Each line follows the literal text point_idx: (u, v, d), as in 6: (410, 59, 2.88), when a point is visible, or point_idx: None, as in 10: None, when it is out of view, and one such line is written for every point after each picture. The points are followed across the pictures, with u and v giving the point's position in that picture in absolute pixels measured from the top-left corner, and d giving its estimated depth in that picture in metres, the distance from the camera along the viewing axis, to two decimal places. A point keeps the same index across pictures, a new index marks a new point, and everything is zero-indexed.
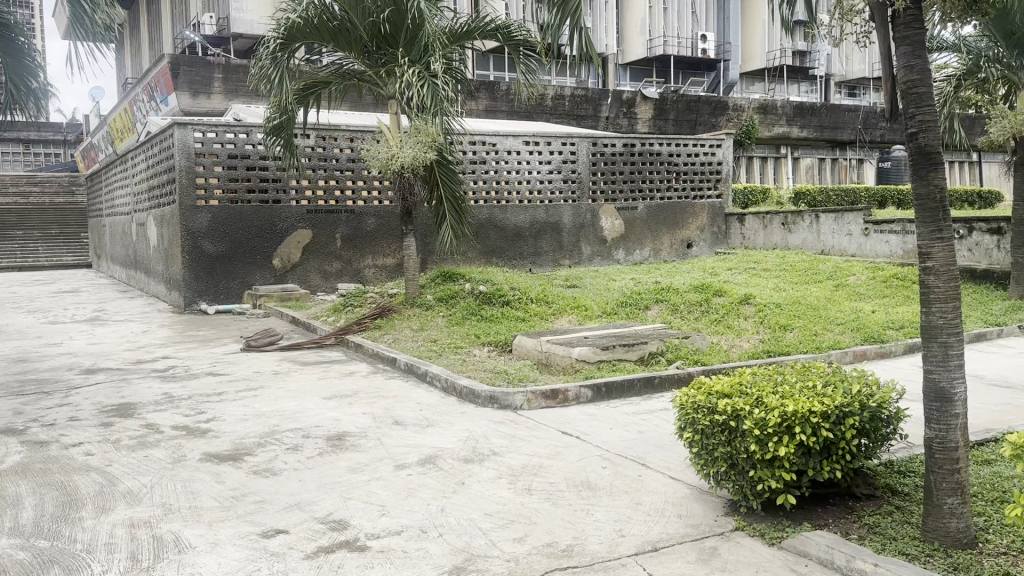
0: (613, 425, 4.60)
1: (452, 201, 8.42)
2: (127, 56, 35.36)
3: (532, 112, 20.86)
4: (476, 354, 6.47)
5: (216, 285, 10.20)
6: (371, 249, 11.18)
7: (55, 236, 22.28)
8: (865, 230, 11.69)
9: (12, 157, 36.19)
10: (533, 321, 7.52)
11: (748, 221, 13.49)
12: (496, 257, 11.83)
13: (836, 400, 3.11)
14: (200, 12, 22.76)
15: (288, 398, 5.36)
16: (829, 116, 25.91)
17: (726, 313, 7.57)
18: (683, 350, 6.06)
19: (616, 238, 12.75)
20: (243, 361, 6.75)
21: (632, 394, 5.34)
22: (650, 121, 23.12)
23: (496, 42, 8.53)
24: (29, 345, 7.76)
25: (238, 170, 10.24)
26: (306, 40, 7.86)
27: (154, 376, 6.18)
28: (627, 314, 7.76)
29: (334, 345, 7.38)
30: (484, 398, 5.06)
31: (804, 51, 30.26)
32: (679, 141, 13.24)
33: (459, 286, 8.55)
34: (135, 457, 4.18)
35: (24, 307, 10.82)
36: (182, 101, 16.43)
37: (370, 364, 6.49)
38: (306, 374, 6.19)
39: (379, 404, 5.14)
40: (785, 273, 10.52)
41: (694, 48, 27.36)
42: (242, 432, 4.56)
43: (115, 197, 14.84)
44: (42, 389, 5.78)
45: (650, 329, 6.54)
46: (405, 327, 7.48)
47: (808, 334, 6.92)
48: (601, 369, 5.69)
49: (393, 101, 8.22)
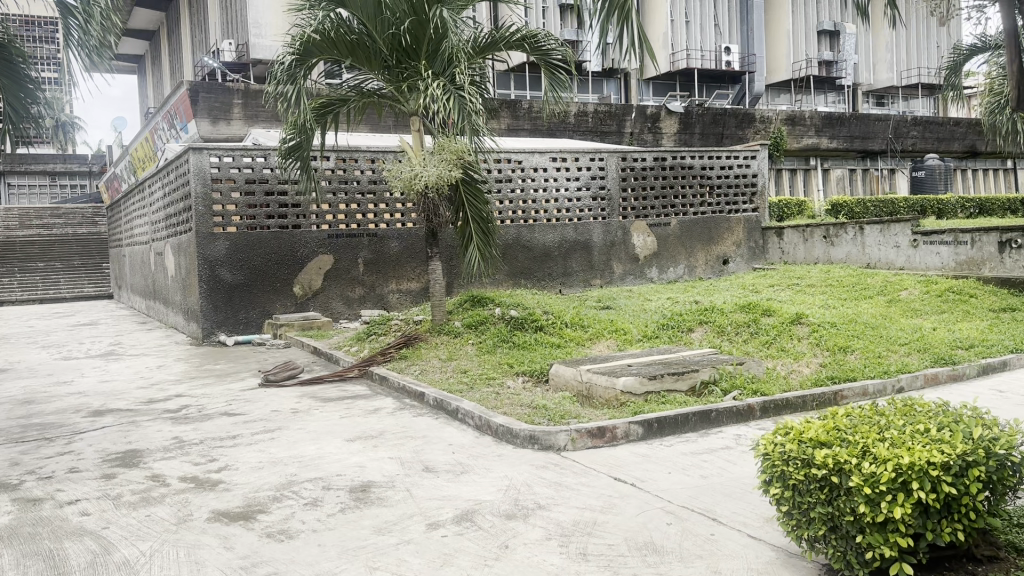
0: (671, 469, 4.07)
1: (479, 221, 7.98)
2: (149, 85, 35.64)
3: (554, 130, 20.46)
4: (509, 386, 5.96)
5: (236, 315, 9.79)
6: (394, 273, 10.73)
7: (77, 267, 22.11)
8: (913, 242, 11.08)
9: (39, 191, 36.63)
10: (569, 347, 7.00)
11: (787, 235, 12.92)
12: (525, 278, 11.33)
13: (959, 448, 2.57)
14: (220, 39, 22.67)
15: (308, 441, 4.88)
16: (859, 126, 25.35)
17: (778, 335, 7.01)
18: (738, 377, 5.50)
19: (648, 255, 12.23)
20: (261, 397, 6.29)
21: (688, 429, 4.80)
22: (675, 135, 22.60)
23: (522, 53, 8.07)
24: (40, 383, 7.36)
25: (256, 196, 9.88)
26: (322, 55, 7.46)
27: (165, 417, 5.73)
28: (671, 337, 7.22)
29: (358, 378, 6.91)
30: (523, 438, 4.55)
31: (830, 60, 30.00)
32: (711, 153, 12.75)
33: (488, 311, 8.05)
34: (136, 517, 3.71)
35: (39, 342, 10.46)
36: (202, 128, 16.20)
37: (397, 399, 6.00)
38: (327, 412, 5.72)
39: (407, 446, 4.64)
40: (832, 289, 9.97)
41: (718, 60, 26.89)
42: (256, 484, 4.09)
43: (134, 226, 14.54)
44: (45, 435, 5.35)
45: (699, 355, 6.00)
46: (432, 357, 6.99)
47: (872, 356, 6.36)
48: (650, 402, 5.15)
49: (415, 118, 7.78)
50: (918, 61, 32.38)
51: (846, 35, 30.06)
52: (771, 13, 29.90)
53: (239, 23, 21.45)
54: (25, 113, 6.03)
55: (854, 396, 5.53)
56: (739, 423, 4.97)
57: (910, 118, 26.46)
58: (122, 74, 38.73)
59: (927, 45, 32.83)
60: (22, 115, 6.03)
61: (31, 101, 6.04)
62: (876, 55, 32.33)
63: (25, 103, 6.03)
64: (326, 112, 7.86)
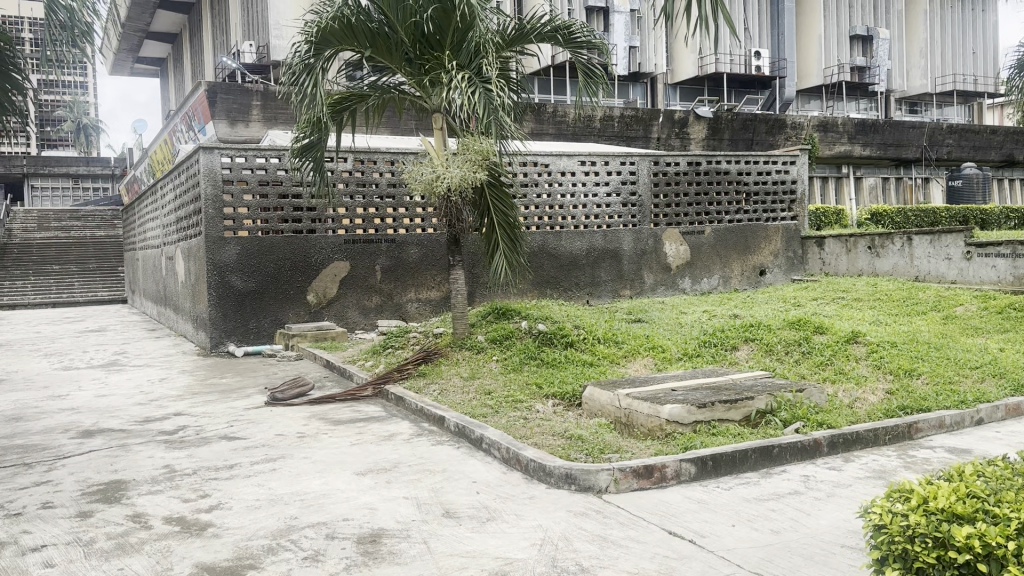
0: (734, 521, 3.46)
1: (505, 226, 7.41)
2: (171, 89, 35.49)
3: (581, 135, 19.92)
4: (539, 411, 5.35)
5: (246, 324, 9.27)
6: (413, 282, 10.18)
7: (92, 271, 21.74)
8: (967, 254, 10.41)
9: (61, 193, 36.71)
10: (602, 366, 6.38)
11: (828, 244, 12.26)
12: (551, 288, 10.76)
13: None
14: (241, 41, 22.37)
15: (313, 474, 4.31)
16: (893, 133, 24.65)
17: (834, 355, 6.38)
18: (799, 407, 4.86)
19: (681, 265, 11.58)
20: (266, 418, 5.74)
21: (746, 468, 4.18)
22: (703, 141, 21.92)
23: (553, 46, 7.52)
24: (33, 397, 6.85)
25: (269, 199, 9.38)
26: (340, 45, 6.89)
27: (159, 441, 5.19)
28: (714, 356, 6.58)
29: (371, 397, 6.35)
30: (558, 477, 3.96)
31: (862, 66, 29.29)
32: (748, 158, 12.10)
33: (514, 325, 7.46)
34: (106, 570, 3.15)
35: (42, 349, 9.98)
36: (220, 130, 15.78)
37: (414, 423, 5.43)
38: (337, 437, 5.15)
39: (424, 484, 4.06)
40: (881, 304, 9.32)
41: (747, 65, 26.12)
42: (251, 529, 3.53)
43: (147, 229, 14.14)
44: (24, 460, 4.81)
45: (752, 378, 5.38)
46: (453, 374, 6.42)
47: (942, 382, 5.70)
48: (699, 434, 4.53)
49: (438, 114, 7.24)
50: (953, 66, 31.60)
51: (879, 41, 29.28)
52: (801, 17, 29.15)
53: (261, 24, 21.09)
54: (8, 104, 5.03)
55: (930, 429, 4.91)
56: (805, 460, 4.38)
57: (946, 125, 25.73)
58: (145, 77, 38.68)
59: (962, 52, 32.03)
60: (3, 108, 5.02)
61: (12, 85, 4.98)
62: (910, 62, 31.61)
63: (8, 91, 5.00)
64: (340, 108, 7.32)
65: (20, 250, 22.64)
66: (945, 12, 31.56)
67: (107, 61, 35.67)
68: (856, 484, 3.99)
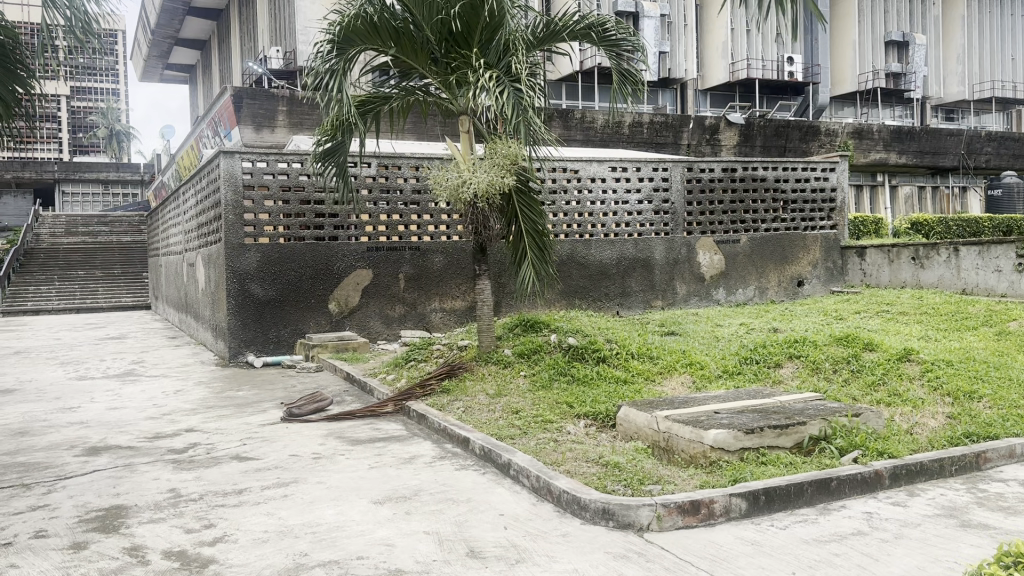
0: (795, 567, 3.08)
1: (533, 235, 7.06)
2: (199, 94, 35.57)
3: (609, 141, 19.55)
4: (569, 433, 4.99)
5: (265, 333, 8.99)
6: (437, 290, 9.87)
7: (117, 277, 21.67)
8: (1018, 266, 9.91)
9: (91, 198, 36.92)
10: (637, 383, 6.00)
11: (870, 254, 11.78)
12: (580, 298, 10.39)
13: None
14: (268, 46, 22.31)
15: (326, 502, 3.98)
16: (930, 141, 24.03)
17: (886, 374, 5.97)
18: (856, 434, 4.47)
19: (715, 275, 11.17)
20: (282, 437, 5.42)
21: (802, 502, 3.81)
22: (735, 148, 21.44)
23: (587, 44, 7.17)
24: (43, 409, 6.59)
25: (290, 205, 9.10)
26: (363, 43, 6.57)
27: (167, 461, 4.88)
28: (756, 373, 6.17)
29: (392, 414, 6.03)
30: (593, 512, 3.59)
31: (898, 73, 28.66)
32: (786, 165, 11.66)
33: (543, 338, 7.08)
34: None
35: (59, 357, 9.77)
36: (245, 135, 15.59)
37: (437, 444, 5.09)
38: (355, 459, 4.81)
39: (446, 516, 3.71)
40: (929, 318, 8.85)
41: (780, 70, 25.57)
42: (256, 567, 3.20)
43: (169, 234, 13.97)
44: (23, 481, 4.52)
45: (802, 400, 4.98)
46: (479, 390, 6.08)
47: (1007, 406, 5.25)
48: (747, 463, 4.14)
49: (465, 117, 6.91)
50: (991, 73, 30.92)
51: (915, 47, 28.58)
52: (836, 23, 28.54)
53: (288, 30, 20.95)
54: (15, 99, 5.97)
55: (999, 458, 4.48)
56: (865, 494, 4.00)
57: (984, 133, 25.08)
58: (174, 83, 38.90)
59: (1000, 59, 31.31)
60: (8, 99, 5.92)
61: (19, 85, 5.96)
62: (946, 68, 30.96)
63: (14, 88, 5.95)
64: (365, 112, 7.02)
65: (47, 255, 22.65)
66: (983, 18, 30.85)
67: (138, 67, 35.86)
68: (927, 523, 3.58)
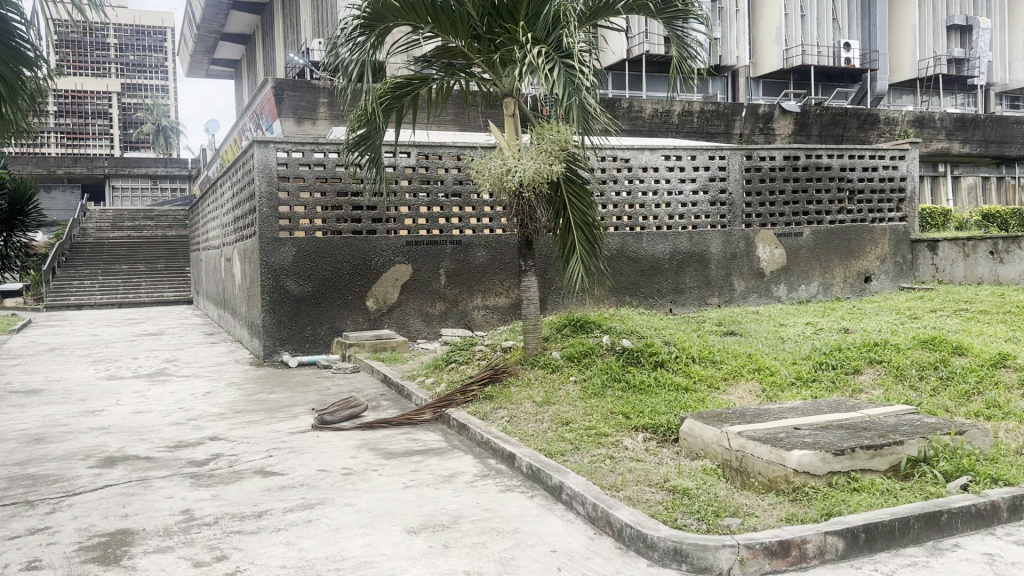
0: None
1: (583, 227, 6.52)
2: (245, 87, 35.64)
3: (658, 131, 18.89)
4: (627, 449, 4.45)
5: (301, 331, 8.59)
6: (480, 287, 9.38)
7: (160, 271, 21.65)
8: None
9: (140, 193, 37.39)
10: (700, 392, 5.43)
11: (942, 248, 11.02)
12: (630, 296, 9.83)
13: None
14: (311, 38, 22.07)
15: (354, 531, 3.50)
16: (996, 129, 22.85)
17: (979, 381, 5.32)
18: (963, 456, 3.85)
19: (775, 269, 10.51)
20: (312, 447, 4.98)
21: (908, 542, 3.24)
22: (789, 138, 20.60)
23: (644, 17, 6.59)
24: (66, 412, 6.25)
25: (327, 196, 8.69)
26: (397, 20, 6.10)
27: (186, 475, 4.46)
28: (833, 381, 5.56)
29: (431, 423, 5.55)
30: (663, 552, 3.06)
31: (961, 58, 27.26)
32: (853, 152, 10.92)
33: (594, 340, 6.55)
34: None
35: (92, 355, 9.51)
36: (286, 128, 15.27)
37: (479, 460, 4.59)
38: (389, 476, 4.33)
39: (490, 552, 3.20)
40: (1013, 317, 8.11)
41: (836, 57, 24.53)
42: None
43: (210, 229, 13.68)
44: (28, 497, 4.13)
45: (894, 416, 4.37)
46: (526, 398, 5.58)
47: None
48: (838, 491, 3.57)
49: (510, 99, 6.40)
50: None
51: (980, 31, 27.28)
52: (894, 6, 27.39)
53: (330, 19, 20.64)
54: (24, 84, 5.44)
55: None
56: (981, 530, 3.40)
57: None
58: (221, 79, 39.11)
59: None
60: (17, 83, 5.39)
61: (28, 66, 5.43)
62: (1013, 53, 29.61)
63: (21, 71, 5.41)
64: (401, 95, 6.58)
65: (93, 249, 22.73)
66: None
67: (185, 63, 36.04)
68: None
